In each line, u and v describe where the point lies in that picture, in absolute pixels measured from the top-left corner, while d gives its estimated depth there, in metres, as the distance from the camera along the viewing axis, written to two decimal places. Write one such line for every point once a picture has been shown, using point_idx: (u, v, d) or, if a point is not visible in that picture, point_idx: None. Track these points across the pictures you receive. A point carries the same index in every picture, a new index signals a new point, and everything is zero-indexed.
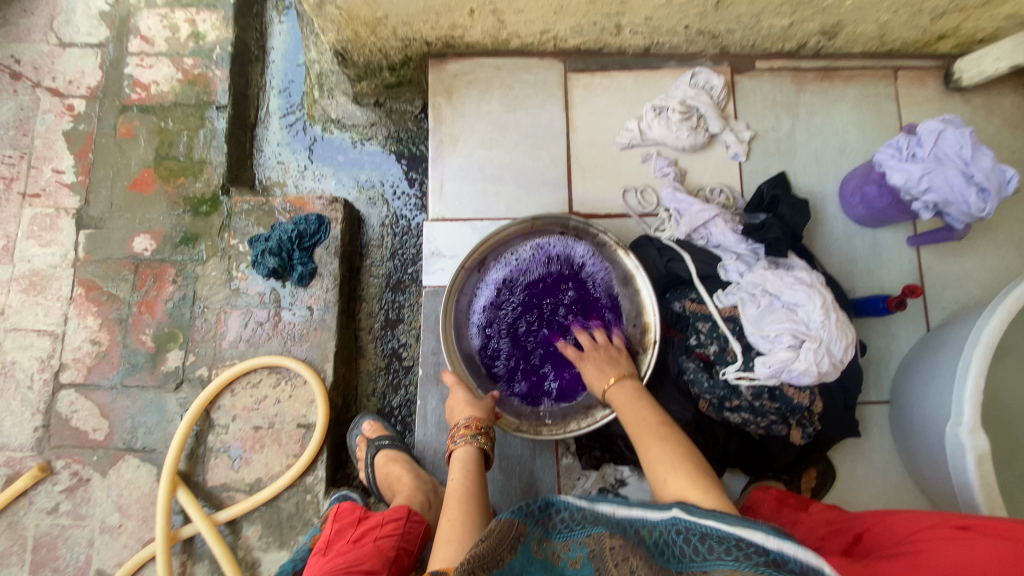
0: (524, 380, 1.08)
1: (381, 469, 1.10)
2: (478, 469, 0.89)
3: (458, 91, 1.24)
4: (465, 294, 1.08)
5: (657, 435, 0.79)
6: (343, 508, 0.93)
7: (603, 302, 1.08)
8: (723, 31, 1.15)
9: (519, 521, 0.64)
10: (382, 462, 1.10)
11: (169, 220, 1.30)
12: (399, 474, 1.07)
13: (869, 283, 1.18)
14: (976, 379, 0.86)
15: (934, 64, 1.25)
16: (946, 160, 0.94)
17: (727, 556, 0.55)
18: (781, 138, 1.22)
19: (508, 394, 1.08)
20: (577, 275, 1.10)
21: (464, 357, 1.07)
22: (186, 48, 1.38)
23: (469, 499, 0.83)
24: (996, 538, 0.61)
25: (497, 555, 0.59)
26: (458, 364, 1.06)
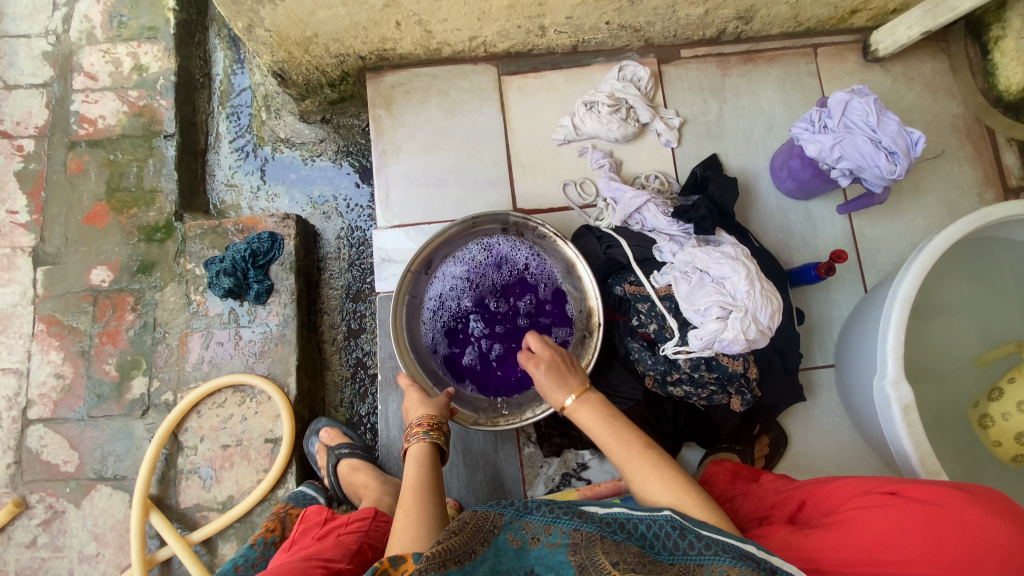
0: (481, 373, 1.10)
1: (344, 477, 1.13)
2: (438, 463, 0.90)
3: (397, 101, 1.27)
4: (414, 298, 1.11)
5: (651, 464, 0.77)
6: (310, 512, 0.97)
7: (549, 292, 1.12)
8: (643, 24, 1.19)
9: (496, 513, 0.66)
10: (345, 471, 1.13)
11: (124, 250, 1.32)
12: (365, 481, 1.10)
13: (806, 253, 1.22)
14: (896, 333, 0.89)
15: (853, 38, 1.30)
16: (855, 128, 0.98)
17: (724, 554, 0.59)
18: (710, 121, 1.26)
19: (468, 387, 1.10)
20: (522, 271, 1.13)
21: (420, 359, 1.09)
22: (130, 81, 1.41)
23: (424, 493, 0.83)
24: (921, 504, 0.63)
25: (468, 547, 0.62)
26: (414, 367, 1.08)
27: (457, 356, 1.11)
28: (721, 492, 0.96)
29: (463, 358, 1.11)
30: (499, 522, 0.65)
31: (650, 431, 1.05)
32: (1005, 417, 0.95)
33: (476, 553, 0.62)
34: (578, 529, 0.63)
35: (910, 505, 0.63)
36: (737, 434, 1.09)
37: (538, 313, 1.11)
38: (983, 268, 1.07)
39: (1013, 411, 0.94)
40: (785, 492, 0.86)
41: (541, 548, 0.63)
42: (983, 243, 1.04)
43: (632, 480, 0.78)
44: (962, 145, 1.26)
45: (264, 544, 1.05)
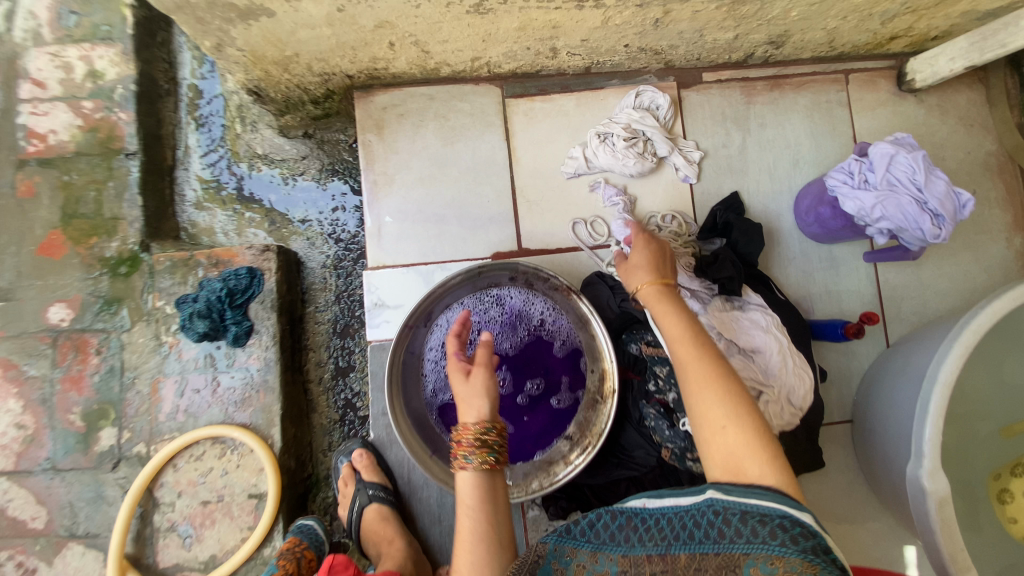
0: None
1: (370, 525, 1.01)
2: (494, 490, 0.74)
3: (389, 125, 1.14)
4: (416, 346, 1.02)
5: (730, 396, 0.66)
6: (337, 562, 0.92)
7: (562, 353, 1.04)
8: (666, 47, 1.07)
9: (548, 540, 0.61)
10: (373, 518, 1.01)
11: (85, 286, 1.19)
12: (389, 537, 0.99)
13: (827, 302, 1.15)
14: (934, 422, 0.84)
15: (887, 64, 1.20)
16: (899, 186, 0.89)
17: (772, 540, 0.52)
18: (732, 155, 1.16)
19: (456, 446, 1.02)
20: (535, 328, 1.05)
21: (412, 416, 1.01)
22: (83, 89, 1.24)
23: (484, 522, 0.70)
24: None
25: None
26: (408, 427, 0.98)
27: (449, 413, 1.03)
28: None
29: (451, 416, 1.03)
30: (543, 553, 0.60)
31: None
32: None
33: None
34: (625, 554, 0.57)
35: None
36: None
37: (535, 378, 1.04)
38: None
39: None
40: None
41: None
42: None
43: (694, 394, 0.67)
44: (994, 185, 1.19)
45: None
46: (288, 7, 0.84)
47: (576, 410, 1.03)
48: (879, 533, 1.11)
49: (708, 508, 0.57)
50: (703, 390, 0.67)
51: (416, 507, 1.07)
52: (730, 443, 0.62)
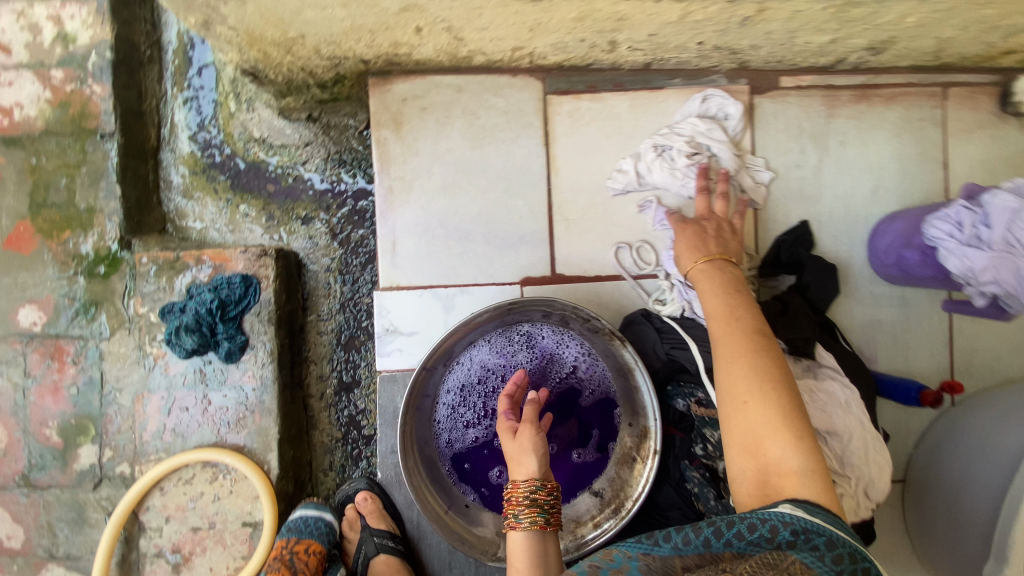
0: (487, 489, 0.92)
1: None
2: (547, 557, 0.75)
3: (408, 120, 0.97)
4: (433, 382, 0.89)
5: (750, 365, 0.65)
6: None
7: (595, 404, 0.94)
8: (746, 47, 0.89)
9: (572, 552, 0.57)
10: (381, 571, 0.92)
11: (58, 287, 1.05)
12: None
13: (893, 351, 1.03)
14: None
15: (993, 77, 1.02)
16: (1018, 246, 0.74)
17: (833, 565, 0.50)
18: (804, 178, 1.01)
19: (468, 488, 0.92)
20: (567, 375, 0.94)
21: (424, 459, 0.89)
22: (52, 55, 1.05)
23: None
24: None
25: None
26: (418, 469, 0.87)
27: (464, 465, 0.92)
28: None
29: (465, 466, 0.93)
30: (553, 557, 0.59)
31: None
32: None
33: None
34: (647, 552, 0.52)
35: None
36: None
37: (560, 429, 0.94)
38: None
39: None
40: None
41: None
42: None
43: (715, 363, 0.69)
44: None
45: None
46: None
47: (604, 464, 0.94)
48: None
49: (779, 523, 0.52)
50: (731, 364, 0.67)
51: (425, 552, 0.97)
52: (751, 419, 0.62)
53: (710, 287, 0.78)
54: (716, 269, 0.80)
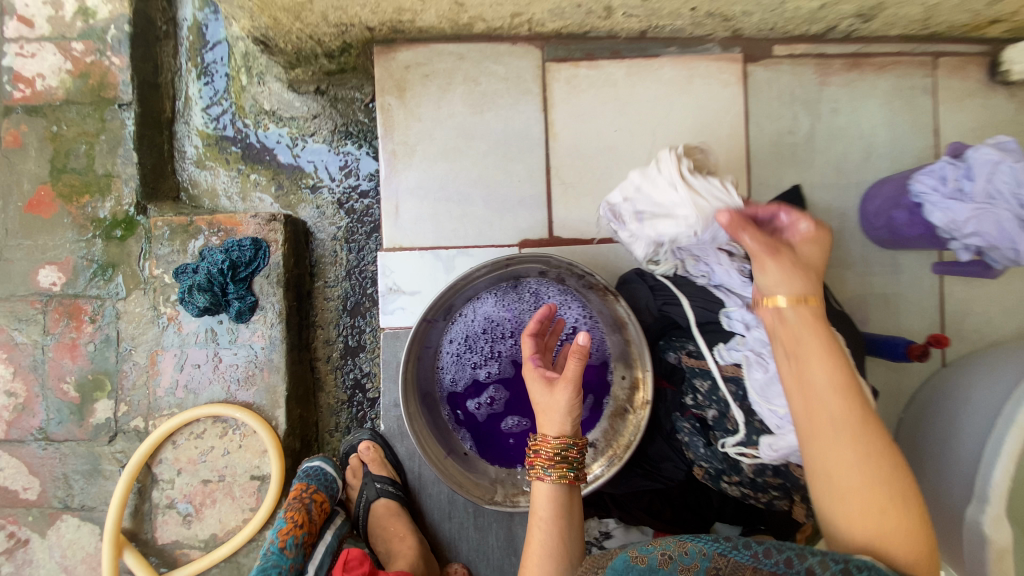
0: (478, 434, 0.96)
1: (377, 519, 0.96)
2: (569, 504, 0.77)
3: (412, 86, 1.01)
4: (436, 327, 0.93)
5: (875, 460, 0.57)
6: (352, 557, 0.82)
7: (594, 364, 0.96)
8: (738, 13, 0.93)
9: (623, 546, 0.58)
10: (381, 513, 0.96)
11: (77, 249, 1.10)
12: (400, 533, 0.94)
13: (884, 313, 1.04)
14: (1004, 464, 0.76)
15: (983, 47, 1.04)
16: (999, 198, 0.77)
17: None
18: (797, 143, 1.03)
19: (461, 431, 0.96)
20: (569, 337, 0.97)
21: (422, 399, 0.93)
22: (72, 29, 1.10)
23: (558, 535, 0.74)
24: None
25: None
26: (416, 406, 0.91)
27: (461, 410, 0.96)
28: None
29: (460, 413, 0.96)
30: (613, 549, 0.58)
31: (691, 515, 0.96)
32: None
33: None
34: (724, 554, 0.54)
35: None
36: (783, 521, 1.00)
37: None
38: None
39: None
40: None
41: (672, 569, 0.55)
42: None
43: (829, 454, 0.59)
44: None
45: (293, 547, 0.88)
46: None
47: (599, 418, 0.96)
48: None
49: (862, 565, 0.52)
50: (855, 461, 0.58)
51: (425, 502, 1.02)
52: (888, 529, 0.56)
53: (813, 348, 0.62)
54: (811, 320, 0.64)
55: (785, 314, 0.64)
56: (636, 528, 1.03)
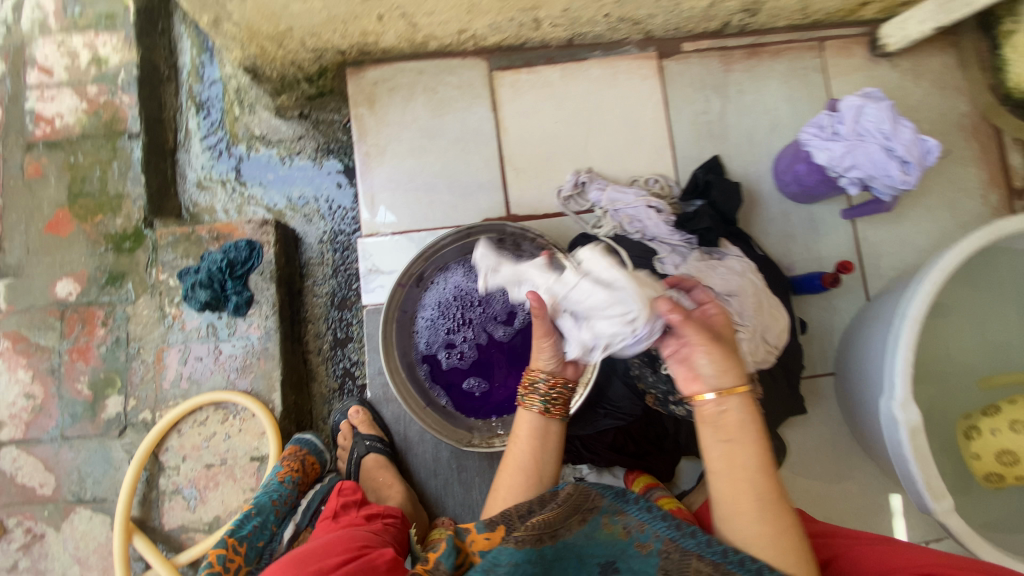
0: (452, 390, 1.07)
1: (368, 473, 1.05)
2: (549, 434, 0.82)
3: (380, 98, 1.19)
4: (411, 294, 1.06)
5: (777, 521, 0.65)
6: (348, 487, 0.93)
7: None
8: (644, 17, 1.12)
9: (597, 494, 0.73)
10: (371, 466, 1.05)
11: (91, 261, 1.24)
12: (387, 482, 1.04)
13: (808, 259, 1.18)
14: (905, 353, 0.86)
15: (861, 31, 1.24)
16: (867, 135, 0.93)
17: None
18: (712, 121, 1.21)
19: (438, 389, 1.07)
20: None
21: (401, 358, 1.04)
22: (88, 75, 1.29)
23: (534, 456, 0.81)
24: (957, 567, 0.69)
25: (563, 525, 0.71)
26: (395, 365, 1.02)
27: (437, 369, 1.07)
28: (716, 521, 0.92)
29: (436, 372, 1.07)
30: (597, 504, 0.72)
31: (651, 447, 1.08)
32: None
33: (570, 531, 0.71)
34: (673, 540, 0.68)
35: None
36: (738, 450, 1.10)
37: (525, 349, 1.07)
38: (984, 278, 1.07)
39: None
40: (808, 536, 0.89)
41: (631, 541, 0.70)
42: (991, 252, 1.04)
43: (734, 515, 0.67)
44: (967, 145, 1.24)
45: (291, 483, 1.02)
46: None
47: None
48: (863, 480, 1.17)
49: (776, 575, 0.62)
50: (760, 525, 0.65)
51: (412, 461, 1.12)
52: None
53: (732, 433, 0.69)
54: (748, 408, 0.69)
55: (728, 406, 0.69)
56: (608, 471, 1.13)
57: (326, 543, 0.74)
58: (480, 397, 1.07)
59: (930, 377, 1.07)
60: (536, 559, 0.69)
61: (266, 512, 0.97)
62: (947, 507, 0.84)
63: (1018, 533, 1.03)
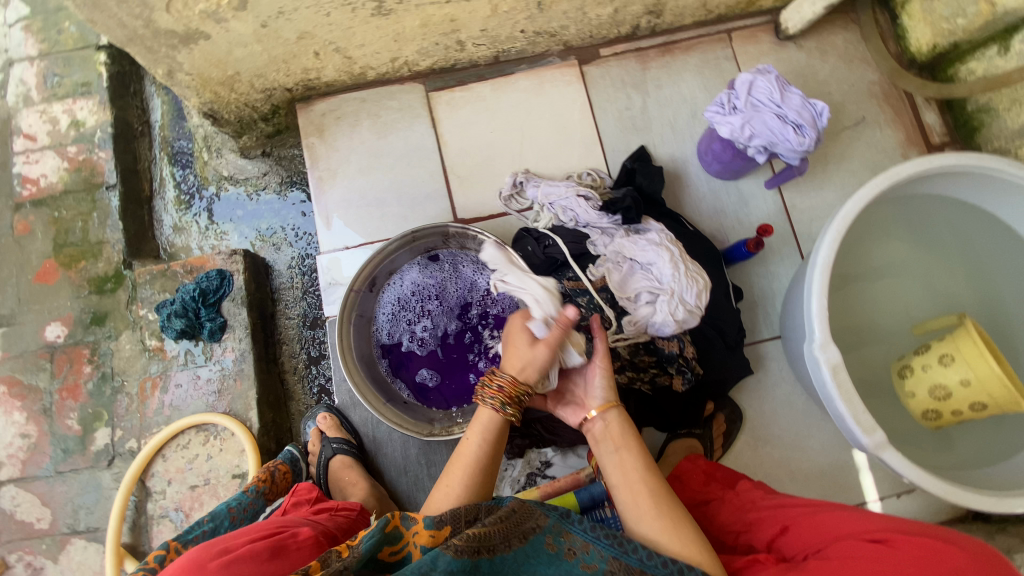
0: (411, 379, 1.14)
1: (335, 474, 1.10)
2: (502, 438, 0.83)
3: (329, 127, 1.29)
4: (369, 292, 1.13)
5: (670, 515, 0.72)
6: (302, 488, 0.98)
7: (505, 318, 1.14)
8: (558, 28, 1.23)
9: (541, 514, 0.70)
10: (337, 467, 1.10)
11: (77, 304, 1.34)
12: (354, 480, 1.08)
13: (740, 230, 1.26)
14: (818, 297, 0.92)
15: (764, 19, 1.34)
16: (761, 106, 1.02)
17: None
18: (635, 115, 1.30)
19: (397, 378, 1.14)
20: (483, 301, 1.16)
21: (360, 351, 1.11)
22: (68, 137, 1.42)
23: (485, 457, 0.80)
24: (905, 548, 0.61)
25: (505, 541, 0.67)
26: (353, 358, 1.09)
27: (396, 360, 1.14)
28: (694, 494, 0.94)
29: (395, 363, 1.14)
30: (541, 524, 0.69)
31: None
32: (965, 383, 0.94)
33: (511, 547, 0.67)
34: (617, 560, 0.67)
35: (905, 559, 0.60)
36: (691, 416, 1.13)
37: (478, 340, 1.14)
38: (881, 221, 1.14)
39: (973, 376, 0.93)
40: (764, 508, 0.83)
41: (575, 562, 0.67)
42: (878, 206, 1.12)
43: (632, 513, 0.74)
44: (881, 110, 1.31)
45: (256, 492, 1.07)
46: (219, 28, 1.00)
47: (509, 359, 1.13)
48: (825, 438, 1.19)
49: None
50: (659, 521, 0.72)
51: (382, 461, 1.16)
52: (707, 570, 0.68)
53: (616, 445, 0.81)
54: (622, 418, 0.83)
55: (608, 416, 0.83)
56: (572, 452, 1.16)
57: (245, 528, 0.76)
58: (436, 385, 1.13)
59: (858, 329, 1.14)
60: (471, 570, 0.64)
61: (221, 519, 0.99)
62: (878, 440, 0.87)
63: (991, 466, 1.02)
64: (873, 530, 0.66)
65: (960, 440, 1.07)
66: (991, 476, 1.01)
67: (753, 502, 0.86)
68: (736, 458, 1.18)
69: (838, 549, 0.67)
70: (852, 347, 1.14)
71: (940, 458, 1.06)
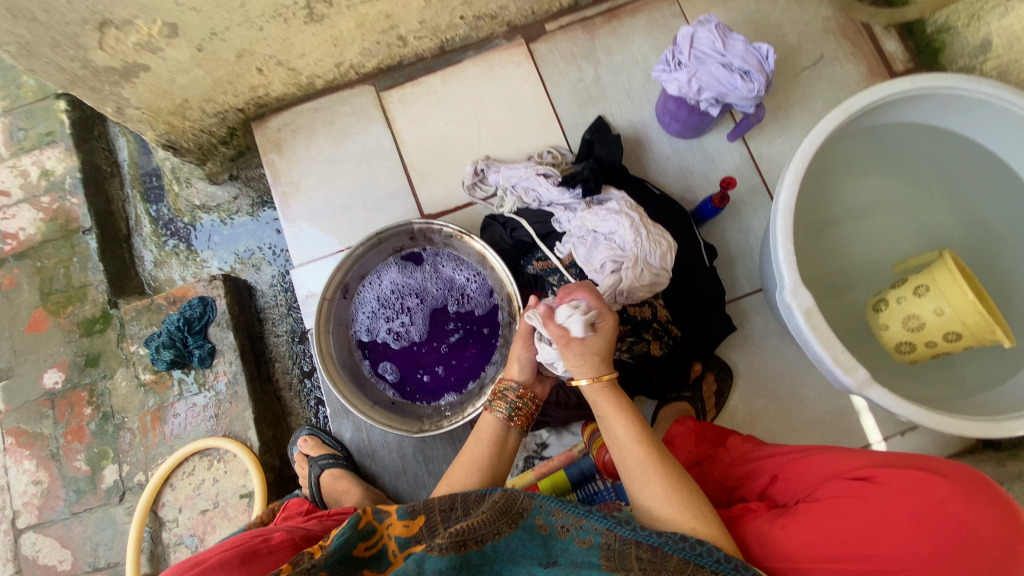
0: (395, 378, 1.14)
1: (326, 487, 1.11)
2: (506, 440, 0.88)
3: (286, 141, 1.30)
4: (346, 296, 1.14)
5: (669, 485, 0.72)
6: (292, 504, 1.04)
7: (485, 312, 1.14)
8: (498, 10, 1.22)
9: (525, 496, 0.71)
10: (327, 481, 1.10)
11: (69, 349, 1.38)
12: (346, 488, 1.08)
13: (708, 187, 1.24)
14: (784, 243, 0.90)
15: None
16: (705, 57, 1.00)
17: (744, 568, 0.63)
18: (589, 86, 1.29)
19: (380, 380, 1.14)
20: (462, 296, 1.16)
21: (341, 355, 1.11)
22: (39, 187, 1.45)
23: (486, 461, 0.85)
24: (891, 486, 0.63)
25: (494, 529, 0.67)
26: (333, 363, 1.09)
27: (380, 362, 1.14)
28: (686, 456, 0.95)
29: (379, 365, 1.14)
30: (528, 507, 0.70)
31: None
32: (939, 313, 0.92)
33: (501, 534, 0.67)
34: (611, 530, 0.66)
35: (892, 494, 0.62)
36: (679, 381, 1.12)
37: (460, 336, 1.14)
38: (850, 161, 1.11)
39: (947, 307, 0.91)
40: (754, 460, 0.85)
41: (570, 540, 0.68)
42: (844, 144, 1.09)
43: (630, 483, 0.75)
44: (839, 45, 1.28)
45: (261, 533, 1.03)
46: (156, 57, 1.01)
47: (492, 351, 1.13)
48: (820, 384, 1.17)
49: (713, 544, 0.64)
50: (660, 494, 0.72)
51: (378, 464, 1.18)
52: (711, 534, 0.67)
53: (612, 410, 0.80)
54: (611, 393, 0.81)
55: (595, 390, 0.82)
56: (566, 430, 1.16)
57: (229, 540, 0.82)
58: (420, 383, 1.13)
59: (833, 274, 1.13)
60: (462, 565, 0.64)
61: None
62: (861, 378, 0.85)
63: (988, 391, 1.00)
64: (856, 468, 0.68)
65: (953, 369, 1.04)
66: (987, 402, 0.99)
67: (744, 456, 0.88)
68: (732, 416, 1.17)
69: (826, 491, 0.68)
70: (833, 292, 1.12)
71: (937, 393, 1.03)
